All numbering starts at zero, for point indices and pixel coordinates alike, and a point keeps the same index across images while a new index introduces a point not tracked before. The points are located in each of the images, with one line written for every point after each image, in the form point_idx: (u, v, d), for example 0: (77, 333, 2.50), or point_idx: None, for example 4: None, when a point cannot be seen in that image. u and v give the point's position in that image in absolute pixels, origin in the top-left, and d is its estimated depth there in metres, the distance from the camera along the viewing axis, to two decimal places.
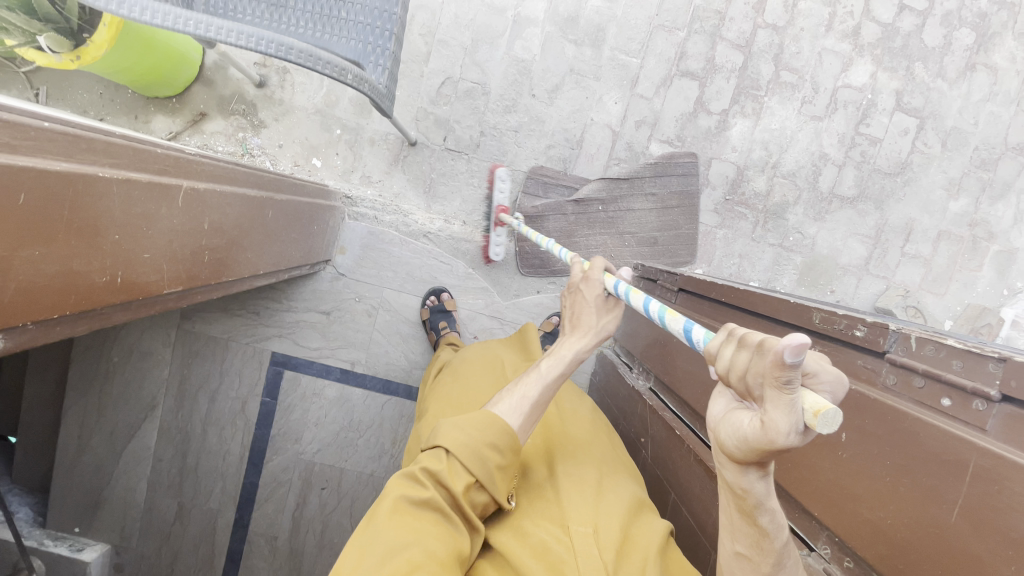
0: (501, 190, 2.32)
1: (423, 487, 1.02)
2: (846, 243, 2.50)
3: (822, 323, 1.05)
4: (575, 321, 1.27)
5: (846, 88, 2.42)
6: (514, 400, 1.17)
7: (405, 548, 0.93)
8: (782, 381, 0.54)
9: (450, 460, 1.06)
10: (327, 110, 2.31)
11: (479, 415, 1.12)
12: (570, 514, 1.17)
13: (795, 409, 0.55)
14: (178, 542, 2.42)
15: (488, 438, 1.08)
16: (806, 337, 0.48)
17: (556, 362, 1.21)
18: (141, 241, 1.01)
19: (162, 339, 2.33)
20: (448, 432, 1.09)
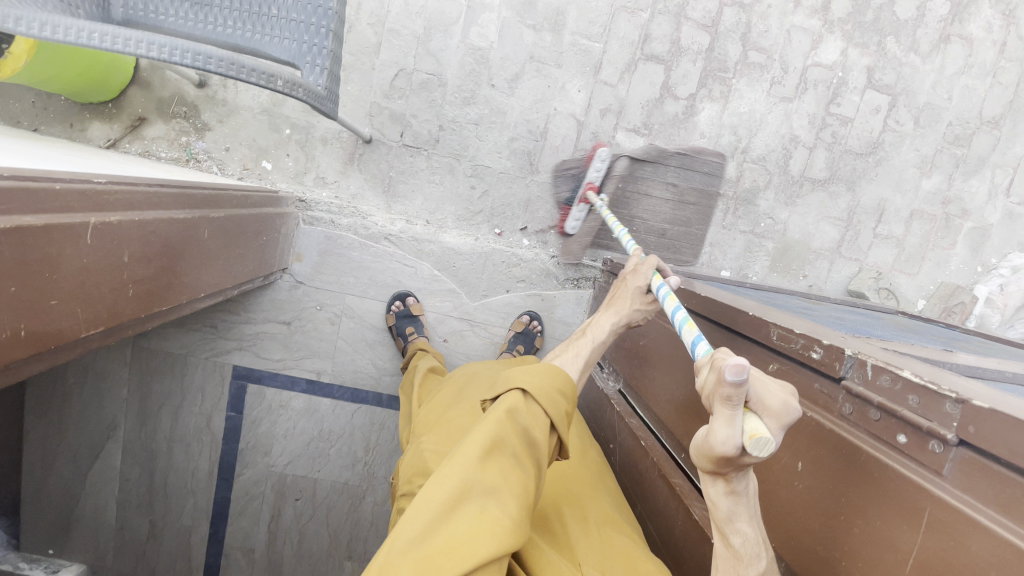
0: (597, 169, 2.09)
1: (506, 425, 1.01)
2: (818, 227, 2.46)
3: (779, 340, 1.01)
4: (612, 301, 1.34)
5: (816, 67, 2.35)
6: (568, 356, 1.21)
7: (482, 497, 0.95)
8: (725, 399, 0.66)
9: (529, 403, 1.05)
10: (273, 109, 2.19)
11: (547, 364, 1.12)
12: (580, 555, 1.14)
13: (735, 426, 0.67)
14: (153, 559, 2.38)
15: (557, 385, 1.10)
16: (742, 361, 0.61)
17: (599, 331, 1.26)
18: (44, 288, 0.92)
19: (117, 358, 2.23)
20: (522, 376, 1.07)
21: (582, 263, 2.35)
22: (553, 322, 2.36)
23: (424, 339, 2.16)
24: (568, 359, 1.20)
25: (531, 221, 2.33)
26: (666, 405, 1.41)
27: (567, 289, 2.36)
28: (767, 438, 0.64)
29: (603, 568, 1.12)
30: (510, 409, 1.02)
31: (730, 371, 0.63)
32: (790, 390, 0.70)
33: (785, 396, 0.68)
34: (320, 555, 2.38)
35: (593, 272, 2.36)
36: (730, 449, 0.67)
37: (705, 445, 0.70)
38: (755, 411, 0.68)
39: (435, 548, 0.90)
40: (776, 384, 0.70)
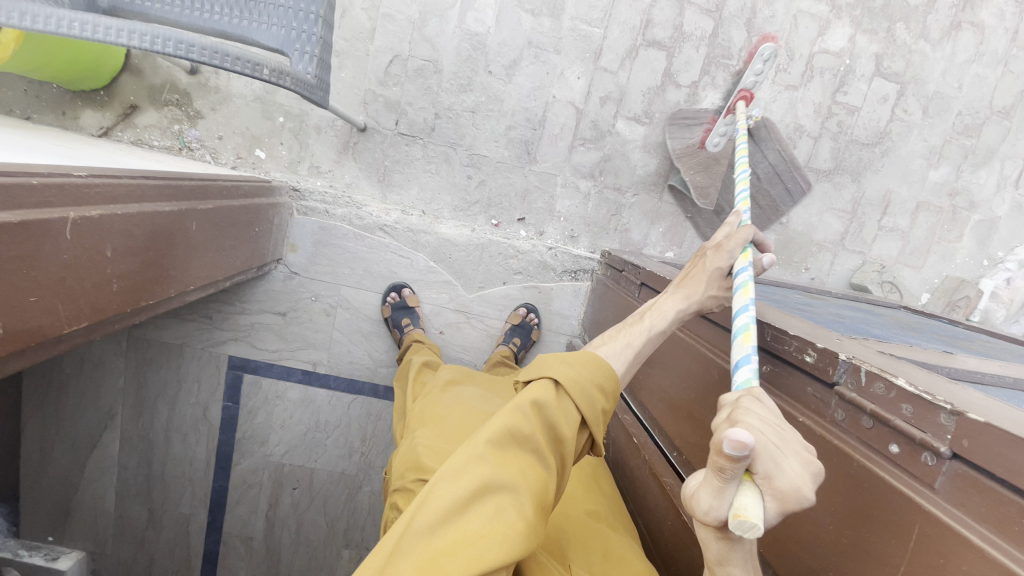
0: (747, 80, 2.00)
1: (531, 417, 0.96)
2: (821, 219, 2.42)
3: (774, 341, 0.98)
4: (683, 280, 1.18)
5: (822, 54, 2.29)
6: (616, 345, 1.11)
7: (502, 492, 0.90)
8: (716, 473, 0.59)
9: (561, 396, 1.00)
10: (267, 96, 2.15)
11: (586, 355, 1.06)
12: (571, 557, 1.11)
13: (722, 499, 0.61)
14: (153, 546, 2.41)
15: (595, 380, 1.03)
16: (739, 445, 0.53)
17: (658, 321, 1.14)
18: (21, 286, 0.90)
19: (112, 348, 2.21)
20: (557, 366, 1.02)
21: (580, 255, 2.32)
22: (550, 314, 2.34)
23: (420, 330, 2.15)
24: (612, 348, 1.10)
25: (529, 212, 2.29)
26: (662, 403, 1.39)
27: (565, 281, 2.33)
28: (749, 525, 0.59)
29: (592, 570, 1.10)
30: (539, 401, 0.98)
31: (724, 449, 0.56)
32: (812, 472, 0.60)
33: (799, 480, 0.60)
34: (318, 543, 2.40)
35: (591, 264, 2.33)
36: (710, 518, 0.63)
37: (689, 501, 0.66)
38: (754, 485, 0.61)
39: (448, 540, 0.85)
40: (794, 459, 0.61)
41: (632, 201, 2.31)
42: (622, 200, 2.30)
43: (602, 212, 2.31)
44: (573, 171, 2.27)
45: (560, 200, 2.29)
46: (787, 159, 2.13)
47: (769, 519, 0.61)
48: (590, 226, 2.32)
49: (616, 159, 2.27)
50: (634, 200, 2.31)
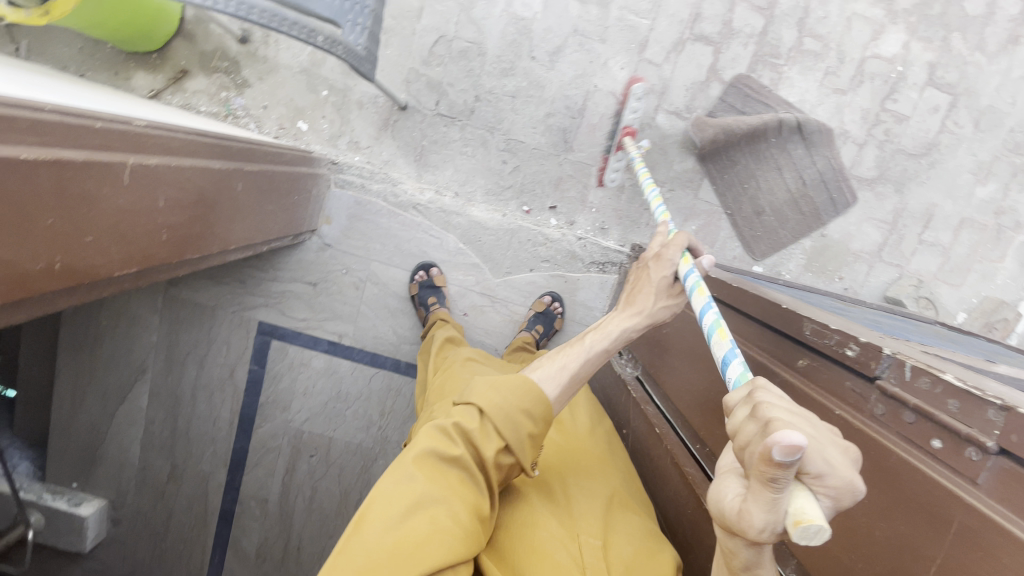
0: (633, 110, 2.06)
1: (455, 444, 1.06)
2: (860, 228, 2.36)
3: (812, 336, 0.97)
4: (631, 298, 1.26)
5: (874, 59, 2.23)
6: (554, 367, 1.18)
7: (432, 505, 0.99)
8: (766, 480, 0.55)
9: (484, 421, 1.08)
10: (313, 69, 2.19)
11: (516, 380, 1.13)
12: (581, 524, 1.17)
13: (776, 510, 0.56)
14: (173, 499, 2.49)
15: (523, 405, 1.10)
16: (797, 443, 0.50)
17: (602, 338, 1.21)
18: (80, 223, 0.94)
19: (149, 305, 2.29)
20: (484, 392, 1.11)
21: (610, 247, 2.30)
22: (574, 304, 2.33)
23: (445, 309, 2.17)
24: (549, 371, 1.17)
25: (560, 200, 2.29)
26: (686, 395, 1.38)
27: (592, 273, 2.32)
28: (815, 532, 0.53)
29: (605, 538, 1.15)
30: (461, 429, 1.07)
31: (775, 451, 0.52)
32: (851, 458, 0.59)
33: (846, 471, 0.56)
34: (331, 511, 2.45)
35: (620, 258, 2.31)
36: (767, 535, 0.57)
37: (734, 520, 0.60)
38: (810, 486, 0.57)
39: (384, 548, 0.93)
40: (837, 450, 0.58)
41: (666, 197, 2.28)
42: None
43: (634, 206, 2.29)
44: None
45: (594, 190, 2.28)
46: (836, 166, 2.27)
47: (829, 522, 0.56)
48: (622, 219, 2.31)
49: (653, 153, 2.25)
50: (669, 196, 2.29)
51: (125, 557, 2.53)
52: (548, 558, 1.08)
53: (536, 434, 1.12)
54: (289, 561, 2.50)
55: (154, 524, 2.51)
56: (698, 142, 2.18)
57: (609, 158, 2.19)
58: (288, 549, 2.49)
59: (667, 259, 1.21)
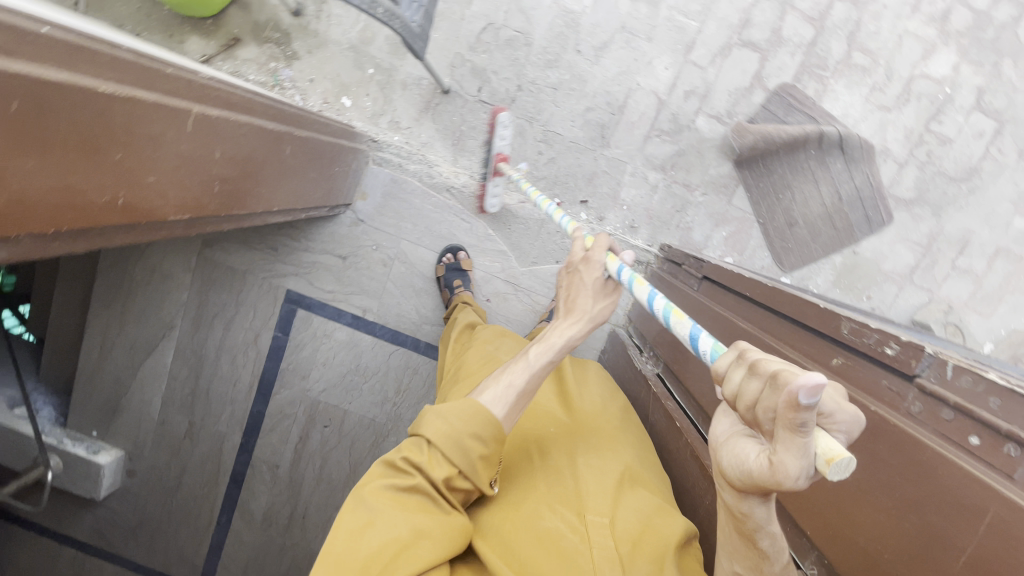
0: (502, 137, 2.13)
1: (411, 473, 1.08)
2: (893, 249, 2.34)
3: (850, 335, 0.97)
4: (569, 308, 1.27)
5: (922, 79, 2.21)
6: (500, 388, 1.18)
7: (392, 530, 1.02)
8: (792, 426, 0.54)
9: (432, 449, 1.10)
10: (361, 47, 2.23)
11: (463, 405, 1.14)
12: (588, 504, 1.23)
13: (806, 454, 0.55)
14: (187, 457, 2.54)
15: (471, 430, 1.11)
16: (825, 378, 0.49)
17: (545, 351, 1.22)
18: (144, 163, 0.97)
19: (182, 264, 2.34)
20: (431, 422, 1.12)
21: (637, 246, 2.30)
22: None
23: (469, 293, 2.17)
24: (499, 389, 1.18)
25: (592, 195, 2.29)
26: (708, 391, 1.38)
27: None
28: (849, 465, 0.54)
29: (612, 515, 1.22)
30: (414, 459, 1.09)
31: (801, 394, 0.52)
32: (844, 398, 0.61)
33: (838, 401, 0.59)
34: (339, 483, 2.49)
35: (647, 257, 2.31)
36: (804, 482, 0.56)
37: (767, 475, 0.59)
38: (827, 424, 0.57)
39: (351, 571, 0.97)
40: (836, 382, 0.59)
41: (699, 200, 2.28)
42: (689, 197, 2.28)
43: (666, 207, 2.29)
44: (644, 161, 2.26)
45: (627, 188, 2.28)
46: (875, 184, 2.25)
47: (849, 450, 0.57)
48: (652, 219, 2.29)
49: (690, 155, 2.25)
50: (702, 200, 2.28)
51: (136, 508, 2.59)
52: (555, 539, 1.15)
53: (490, 456, 1.16)
54: (294, 528, 2.54)
55: (167, 479, 2.56)
56: (738, 147, 2.20)
57: (486, 184, 2.24)
58: (295, 515, 2.53)
59: (595, 261, 1.24)
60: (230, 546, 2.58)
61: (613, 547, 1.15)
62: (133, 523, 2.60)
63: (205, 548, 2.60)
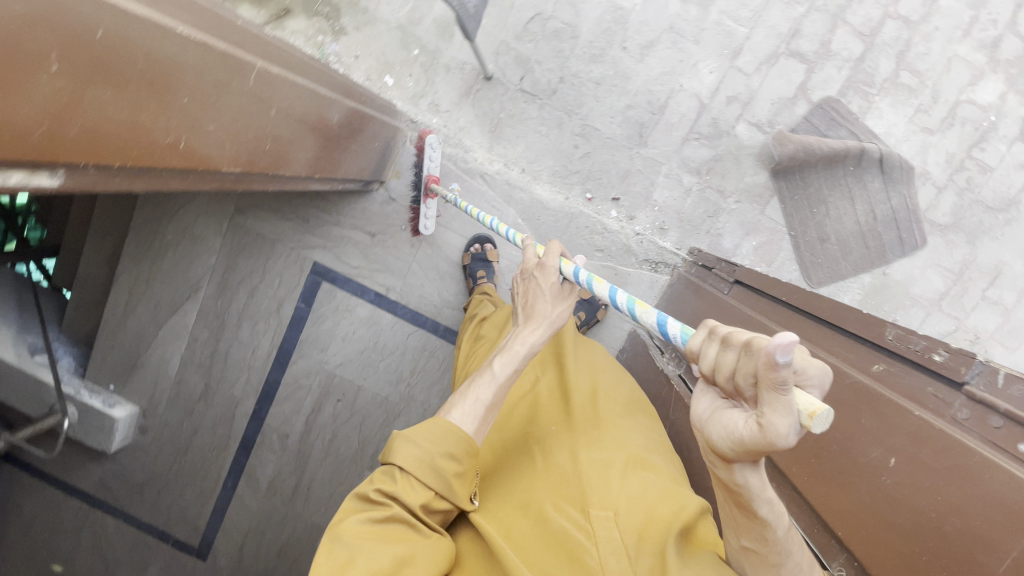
0: (431, 159, 2.19)
1: (388, 504, 1.03)
2: (923, 273, 2.27)
3: (895, 341, 0.97)
4: (529, 314, 1.27)
5: (968, 104, 2.17)
6: (468, 404, 1.16)
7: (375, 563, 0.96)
8: (774, 385, 0.60)
9: (406, 477, 1.05)
10: (408, 27, 2.24)
11: (430, 427, 1.08)
12: (590, 498, 1.24)
13: (791, 411, 0.61)
14: (199, 419, 2.57)
15: (443, 451, 1.07)
16: (796, 337, 0.54)
17: (508, 359, 1.22)
18: (207, 110, 0.97)
19: (214, 227, 2.37)
20: (401, 449, 1.05)
21: (665, 248, 2.29)
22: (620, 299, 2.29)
23: (491, 284, 2.19)
24: (468, 404, 1.16)
25: (625, 193, 2.28)
26: None
27: (643, 270, 2.29)
28: (828, 412, 0.60)
29: (616, 508, 1.23)
30: (389, 489, 1.03)
31: (776, 355, 0.57)
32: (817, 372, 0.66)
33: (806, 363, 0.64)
34: (346, 458, 2.50)
35: (674, 260, 2.29)
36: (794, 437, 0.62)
37: (760, 438, 0.65)
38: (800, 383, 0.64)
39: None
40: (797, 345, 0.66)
41: (732, 208, 2.27)
42: (721, 203, 2.27)
43: (697, 212, 2.28)
44: (680, 163, 2.25)
45: (659, 189, 2.28)
46: (911, 206, 2.21)
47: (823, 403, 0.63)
48: (683, 223, 2.29)
49: (726, 161, 2.24)
50: (734, 207, 2.27)
51: (145, 465, 2.61)
52: (562, 538, 1.17)
53: (466, 471, 1.12)
54: (297, 499, 2.55)
55: (177, 439, 2.59)
56: (777, 155, 2.16)
57: (418, 208, 2.28)
58: (299, 487, 2.54)
59: (549, 266, 1.25)
60: (232, 512, 2.59)
61: (618, 542, 1.16)
62: (140, 480, 2.62)
63: (207, 511, 2.61)
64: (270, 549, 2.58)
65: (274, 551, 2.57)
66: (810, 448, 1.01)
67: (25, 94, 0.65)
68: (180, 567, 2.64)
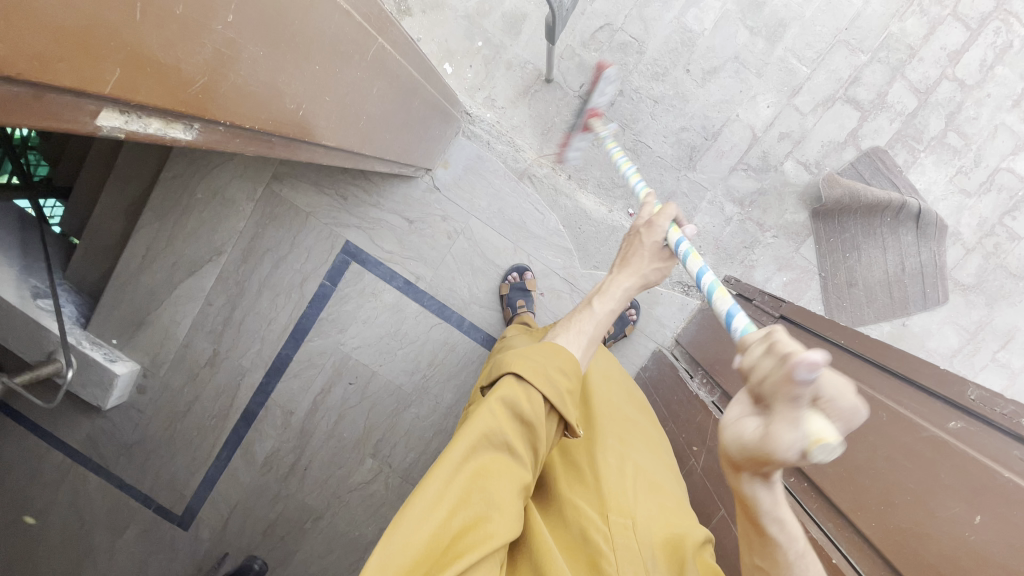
0: (601, 94, 2.11)
1: (503, 416, 0.98)
2: (940, 329, 2.31)
3: (977, 402, 0.99)
4: (624, 261, 1.25)
5: (1007, 173, 2.23)
6: (570, 333, 1.16)
7: (482, 465, 0.95)
8: (789, 391, 0.61)
9: (525, 390, 1.00)
10: (475, 18, 2.22)
11: (547, 347, 1.08)
12: (610, 504, 1.18)
13: (799, 426, 0.62)
14: (202, 385, 2.48)
15: (555, 366, 1.05)
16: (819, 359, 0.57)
17: (607, 299, 1.21)
18: (329, 81, 0.96)
19: (247, 192, 2.31)
20: (516, 361, 1.05)
21: None
22: (648, 317, 2.29)
23: (529, 315, 2.08)
24: (571, 334, 1.16)
25: None
26: None
27: (676, 292, 2.31)
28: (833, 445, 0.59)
29: (633, 517, 1.16)
30: (508, 400, 0.99)
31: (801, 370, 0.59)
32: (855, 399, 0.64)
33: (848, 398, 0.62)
34: (349, 443, 2.46)
35: None
36: (791, 451, 0.63)
37: (761, 442, 0.67)
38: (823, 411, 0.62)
39: (445, 514, 0.90)
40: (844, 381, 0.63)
41: (768, 241, 2.30)
42: (760, 236, 2.30)
43: (735, 241, 2.30)
44: (725, 192, 2.28)
45: (701, 214, 2.29)
46: (939, 263, 2.26)
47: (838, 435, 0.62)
48: (719, 250, 2.31)
49: (770, 195, 2.28)
50: (771, 241, 2.30)
51: (138, 426, 2.52)
52: (581, 543, 1.11)
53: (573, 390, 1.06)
54: (292, 478, 2.49)
55: (175, 403, 2.50)
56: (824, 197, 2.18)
57: (570, 137, 2.20)
58: (296, 466, 2.49)
59: (657, 228, 1.20)
60: (223, 483, 2.52)
61: (637, 554, 1.08)
62: (131, 441, 2.52)
63: (197, 480, 2.53)
64: (257, 525, 2.51)
65: (261, 528, 2.51)
66: (880, 494, 1.03)
67: (197, 42, 0.62)
68: (160, 534, 2.55)
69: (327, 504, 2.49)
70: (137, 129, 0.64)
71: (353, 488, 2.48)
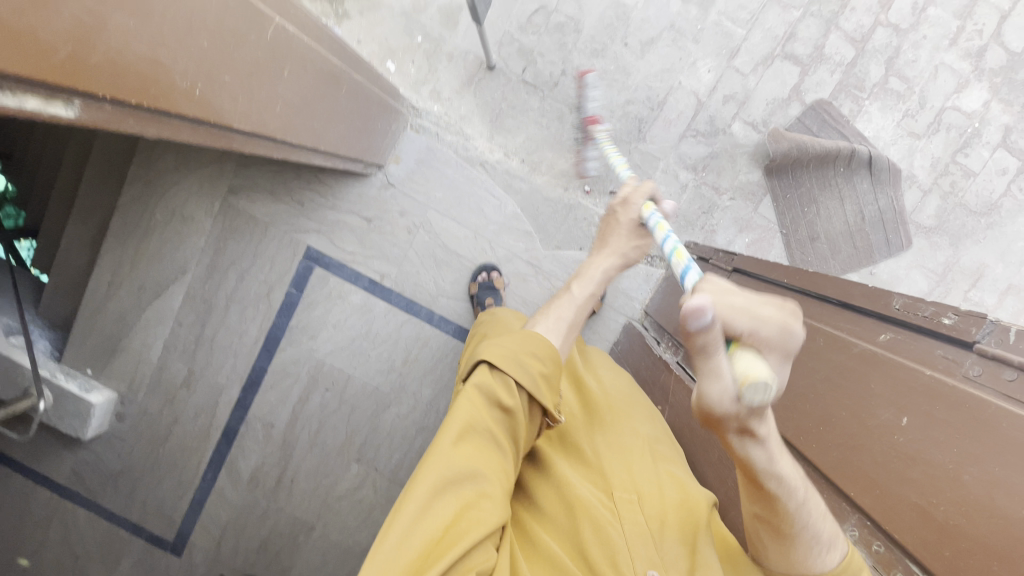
0: (592, 98, 2.22)
1: (482, 404, 0.98)
2: (908, 274, 2.31)
3: (902, 310, 0.99)
4: (603, 239, 1.29)
5: (954, 111, 2.25)
6: (550, 319, 1.15)
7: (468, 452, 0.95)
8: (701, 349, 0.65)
9: (495, 374, 1.00)
10: (413, 15, 2.25)
11: (518, 332, 1.07)
12: (614, 481, 1.20)
13: (725, 376, 0.65)
14: (181, 406, 2.47)
15: (527, 348, 1.04)
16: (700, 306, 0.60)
17: (585, 283, 1.22)
18: (224, 59, 0.98)
19: (205, 208, 2.32)
20: (487, 349, 1.04)
21: None
22: (616, 291, 2.28)
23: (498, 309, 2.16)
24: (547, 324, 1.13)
25: None
26: None
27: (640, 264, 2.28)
28: (761, 382, 0.63)
29: (638, 491, 1.19)
30: (485, 388, 0.99)
31: (689, 322, 0.63)
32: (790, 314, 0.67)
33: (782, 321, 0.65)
34: (332, 450, 2.44)
35: None
36: (729, 403, 0.67)
37: (699, 408, 0.70)
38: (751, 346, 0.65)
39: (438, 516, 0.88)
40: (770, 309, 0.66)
41: (726, 204, 2.31)
42: (716, 199, 2.31)
43: (693, 208, 2.31)
44: (677, 159, 2.30)
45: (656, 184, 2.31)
46: (897, 208, 2.26)
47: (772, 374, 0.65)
48: (678, 218, 2.32)
49: (722, 158, 2.29)
50: (728, 204, 2.31)
51: (121, 455, 2.50)
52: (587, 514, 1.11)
53: (548, 372, 1.05)
54: (279, 492, 2.46)
55: (155, 427, 2.48)
56: (772, 153, 2.21)
57: (584, 150, 2.28)
58: (282, 479, 2.46)
59: (632, 204, 1.26)
60: (212, 504, 2.49)
61: (643, 525, 1.12)
62: (115, 471, 2.50)
63: (184, 504, 2.50)
64: (250, 543, 2.48)
65: (254, 546, 2.48)
66: (819, 417, 1.03)
67: (49, 11, 0.63)
68: (153, 563, 2.51)
69: (317, 515, 2.46)
70: (11, 104, 0.64)
71: (342, 495, 2.45)
